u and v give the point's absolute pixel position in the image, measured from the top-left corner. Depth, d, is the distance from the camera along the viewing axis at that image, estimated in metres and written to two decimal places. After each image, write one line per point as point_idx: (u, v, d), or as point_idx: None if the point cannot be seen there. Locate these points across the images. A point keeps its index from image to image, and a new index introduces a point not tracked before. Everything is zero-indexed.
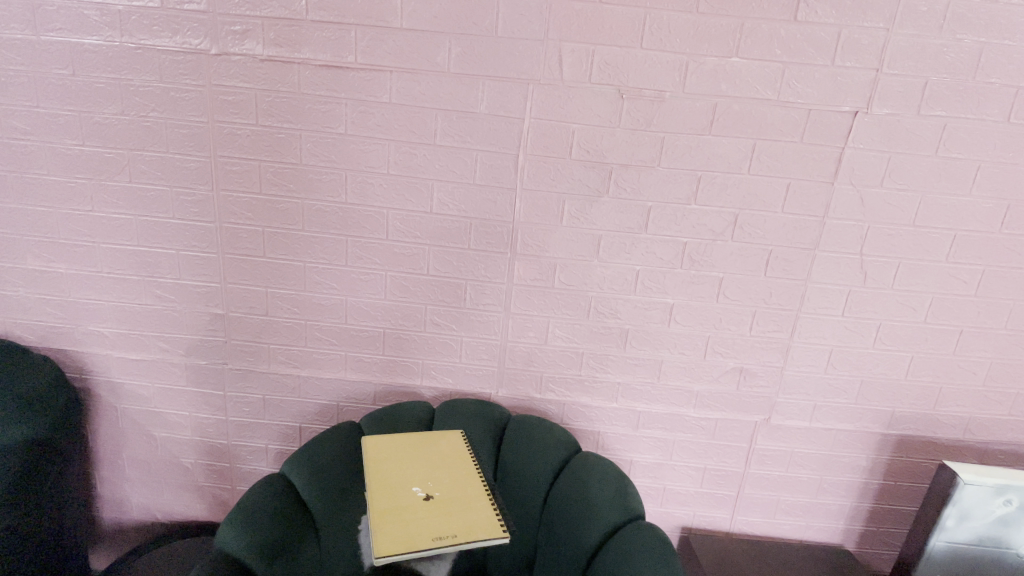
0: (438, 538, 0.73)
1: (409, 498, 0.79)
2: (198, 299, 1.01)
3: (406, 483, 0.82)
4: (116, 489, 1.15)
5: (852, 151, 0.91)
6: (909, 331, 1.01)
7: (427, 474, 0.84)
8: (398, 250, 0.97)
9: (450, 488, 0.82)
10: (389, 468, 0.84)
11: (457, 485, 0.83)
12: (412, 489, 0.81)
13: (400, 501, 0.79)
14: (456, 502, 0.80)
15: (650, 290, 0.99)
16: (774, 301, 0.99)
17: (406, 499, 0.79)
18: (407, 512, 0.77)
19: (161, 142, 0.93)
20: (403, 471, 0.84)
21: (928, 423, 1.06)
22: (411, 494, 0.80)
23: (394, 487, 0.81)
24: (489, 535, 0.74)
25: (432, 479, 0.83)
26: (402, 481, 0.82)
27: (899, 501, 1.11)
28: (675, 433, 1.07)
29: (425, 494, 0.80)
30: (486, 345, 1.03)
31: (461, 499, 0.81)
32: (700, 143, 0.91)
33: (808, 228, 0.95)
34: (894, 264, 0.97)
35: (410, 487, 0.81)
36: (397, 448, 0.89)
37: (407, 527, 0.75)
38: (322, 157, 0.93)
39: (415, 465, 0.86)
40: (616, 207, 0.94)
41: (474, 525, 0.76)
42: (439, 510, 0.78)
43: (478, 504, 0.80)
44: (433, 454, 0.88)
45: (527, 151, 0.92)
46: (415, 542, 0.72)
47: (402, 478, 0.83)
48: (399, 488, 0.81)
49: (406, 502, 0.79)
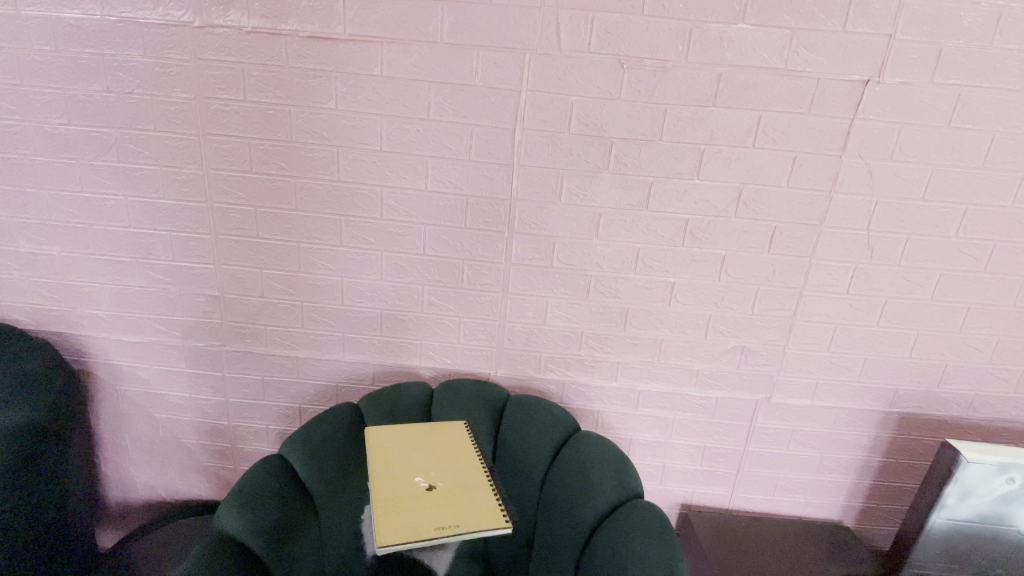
0: (440, 528, 0.73)
1: (411, 487, 0.79)
2: (193, 281, 1.00)
3: (408, 473, 0.82)
4: (120, 468, 1.16)
5: (862, 122, 0.87)
6: (914, 308, 0.99)
7: (430, 464, 0.84)
8: (393, 229, 0.96)
9: (453, 478, 0.82)
10: (390, 458, 0.84)
11: (461, 474, 0.83)
12: (414, 480, 0.81)
13: (401, 491, 0.79)
14: (458, 492, 0.80)
15: (650, 269, 0.97)
16: (777, 278, 0.97)
17: (407, 490, 0.79)
18: (408, 502, 0.77)
19: (147, 120, 0.90)
20: (405, 461, 0.84)
21: (932, 400, 1.05)
22: (412, 484, 0.80)
23: (396, 476, 0.81)
24: (491, 526, 0.74)
25: (436, 468, 0.83)
26: (404, 471, 0.82)
27: (899, 478, 1.11)
28: (675, 412, 1.07)
29: (427, 485, 0.80)
30: (485, 325, 1.02)
31: (465, 489, 0.80)
32: (703, 115, 0.87)
33: (813, 203, 0.92)
34: (901, 240, 0.94)
35: (411, 477, 0.81)
36: (398, 438, 0.89)
37: (408, 518, 0.74)
38: (312, 133, 0.90)
39: (418, 455, 0.86)
40: (617, 182, 0.92)
41: (478, 514, 0.76)
42: (441, 500, 0.78)
43: (482, 493, 0.80)
44: (435, 445, 0.88)
45: (525, 125, 0.89)
46: (418, 533, 0.72)
47: (404, 468, 0.83)
48: (400, 477, 0.81)
49: (407, 493, 0.78)
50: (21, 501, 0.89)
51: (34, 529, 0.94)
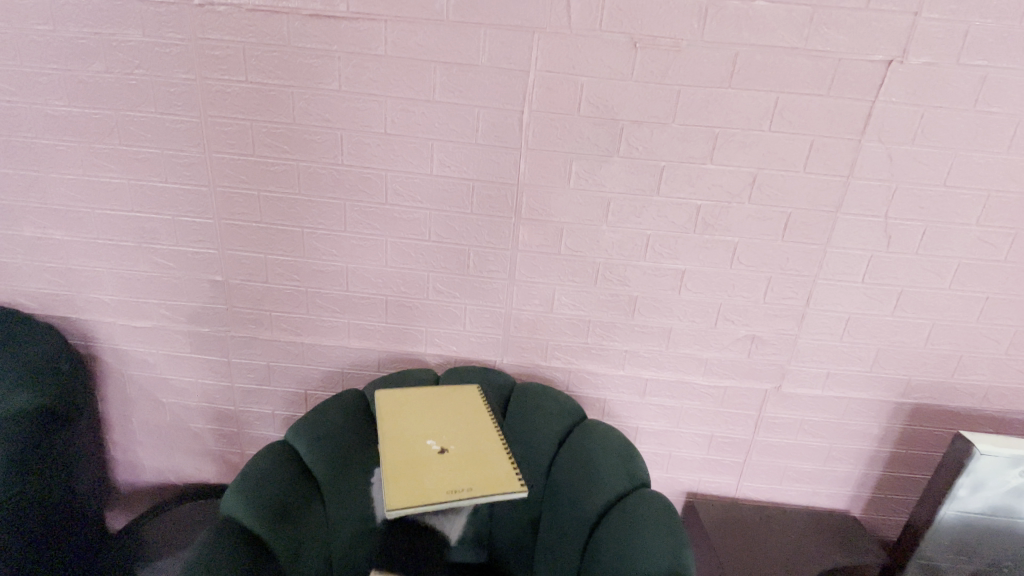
0: (451, 491, 0.71)
1: (423, 450, 0.78)
2: (197, 266, 0.99)
3: (420, 437, 0.81)
4: (128, 452, 1.17)
5: (883, 105, 0.84)
6: (930, 297, 0.96)
7: (442, 429, 0.83)
8: (398, 215, 0.94)
9: (466, 443, 0.81)
10: (401, 424, 0.84)
11: (474, 438, 0.81)
12: (427, 443, 0.80)
13: (413, 453, 0.78)
14: (472, 456, 0.78)
15: (660, 256, 0.95)
16: (790, 267, 0.95)
17: (419, 453, 0.78)
18: (420, 465, 0.75)
19: (148, 102, 0.89)
20: (417, 427, 0.83)
21: (945, 391, 1.03)
22: (424, 447, 0.79)
23: (407, 440, 0.80)
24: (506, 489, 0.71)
25: (448, 433, 0.82)
26: (415, 436, 0.81)
27: (909, 468, 1.10)
28: (683, 401, 1.06)
29: (440, 448, 0.79)
30: (492, 312, 1.01)
31: (478, 453, 0.79)
32: (717, 97, 0.84)
33: (830, 189, 0.89)
34: (920, 228, 0.91)
35: (423, 441, 0.80)
36: (409, 404, 0.88)
37: (419, 481, 0.72)
38: (315, 115, 0.88)
39: (430, 421, 0.85)
40: (628, 167, 0.89)
41: (491, 478, 0.74)
42: (454, 463, 0.76)
43: (496, 458, 0.78)
44: (448, 410, 0.87)
45: (533, 107, 0.86)
46: (429, 495, 0.70)
47: (416, 432, 0.82)
48: (411, 441, 0.80)
49: (419, 456, 0.77)
50: (29, 485, 0.90)
51: (46, 511, 0.95)
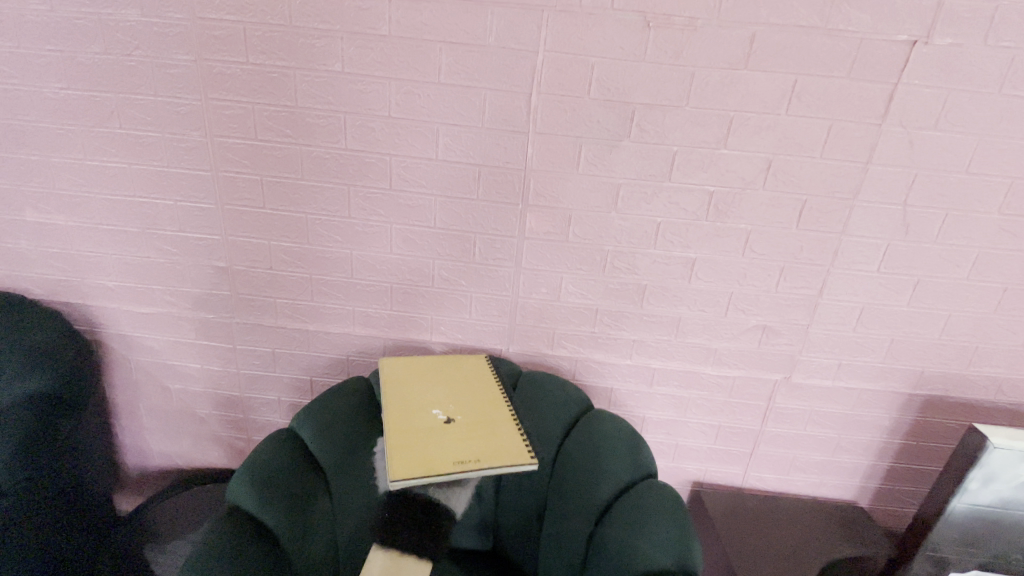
0: (459, 462, 0.73)
1: (430, 421, 0.81)
2: (201, 252, 0.99)
3: (427, 408, 0.83)
4: (136, 437, 1.18)
5: (906, 88, 0.81)
6: (946, 287, 0.94)
7: (448, 400, 0.85)
8: (403, 201, 0.92)
9: (471, 413, 0.83)
10: (407, 394, 0.86)
11: (479, 409, 0.84)
12: (433, 414, 0.82)
13: (421, 424, 0.80)
14: (478, 426, 0.81)
15: (670, 244, 0.93)
16: (804, 255, 0.92)
17: (427, 423, 0.80)
18: (428, 435, 0.78)
19: (148, 84, 0.87)
20: (422, 398, 0.86)
21: (958, 383, 1.02)
22: (432, 417, 0.82)
23: (414, 411, 0.83)
24: (509, 460, 0.74)
25: (453, 403, 0.84)
26: (420, 406, 0.84)
27: (919, 460, 1.08)
28: (690, 391, 1.05)
29: (446, 418, 0.81)
30: (498, 300, 0.99)
31: (482, 423, 0.81)
32: (733, 79, 0.81)
33: (847, 176, 0.87)
34: (939, 216, 0.89)
35: (430, 411, 0.83)
36: (416, 376, 0.91)
37: (425, 451, 0.75)
38: (318, 98, 0.86)
39: (437, 391, 0.87)
40: (639, 152, 0.87)
41: (495, 450, 0.76)
42: (461, 433, 0.79)
43: (500, 429, 0.80)
44: (454, 382, 0.90)
45: (541, 90, 0.84)
46: (435, 465, 0.73)
47: (423, 403, 0.84)
48: (417, 412, 0.82)
49: (426, 426, 0.80)
50: (35, 471, 0.90)
51: (56, 497, 0.95)
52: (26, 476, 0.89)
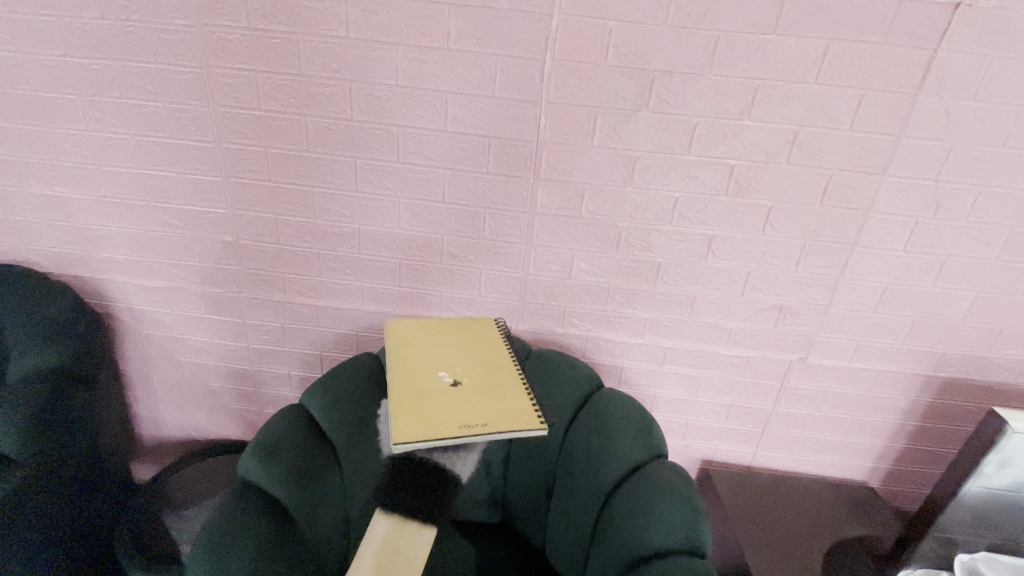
0: (467, 425, 0.72)
1: (437, 382, 0.79)
2: (207, 226, 0.97)
3: (433, 369, 0.82)
4: (150, 408, 1.20)
5: (946, 55, 0.76)
6: (975, 268, 0.90)
7: (455, 362, 0.84)
8: (411, 174, 0.90)
9: (479, 376, 0.82)
10: (413, 354, 0.84)
11: (486, 373, 0.82)
12: (440, 375, 0.81)
13: (428, 385, 0.79)
14: (486, 389, 0.79)
15: (687, 221, 0.90)
16: (827, 233, 0.89)
17: (433, 384, 0.79)
18: (435, 396, 0.77)
19: (147, 51, 0.84)
20: (429, 359, 0.84)
21: (980, 365, 0.99)
22: (438, 379, 0.80)
23: (420, 372, 0.81)
24: (518, 426, 0.73)
25: (460, 365, 0.83)
26: (427, 367, 0.82)
27: (934, 442, 1.07)
28: (703, 370, 1.03)
29: (453, 380, 0.80)
30: (508, 278, 0.97)
31: (490, 387, 0.80)
32: (760, 45, 0.77)
33: (877, 150, 0.82)
34: (972, 192, 0.84)
35: (437, 372, 0.81)
36: (422, 336, 0.89)
37: (431, 413, 0.74)
38: (322, 65, 0.83)
39: (443, 353, 0.85)
40: (656, 123, 0.83)
41: (503, 415, 0.75)
42: (468, 396, 0.78)
43: (508, 393, 0.79)
44: (461, 344, 0.88)
45: (555, 56, 0.79)
46: (440, 428, 0.71)
47: (429, 364, 0.83)
48: (423, 373, 0.81)
49: (433, 387, 0.78)
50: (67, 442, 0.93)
51: (84, 467, 0.98)
52: (46, 451, 0.90)
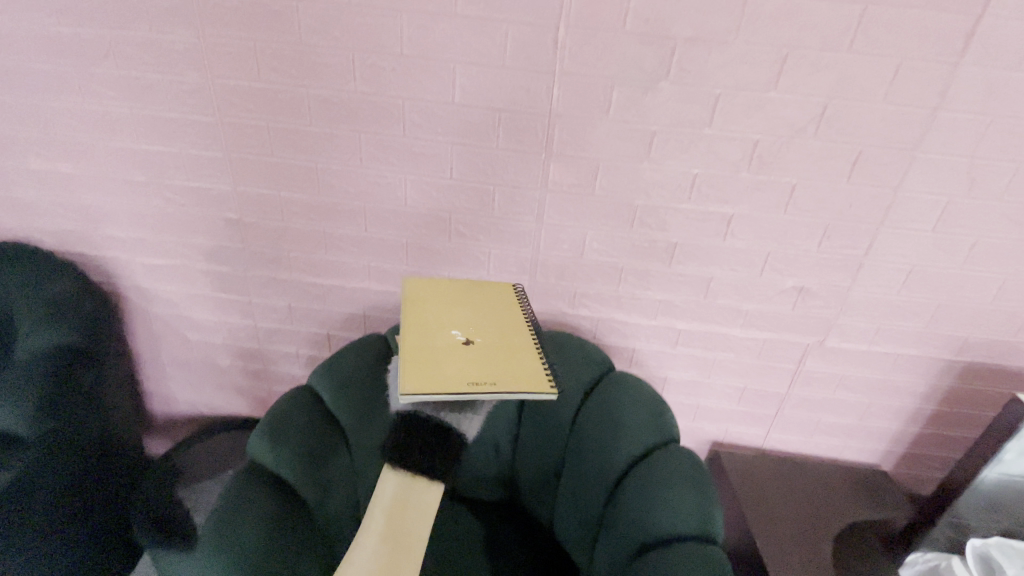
0: (475, 383, 0.69)
1: (449, 340, 0.76)
2: (210, 203, 0.95)
3: (447, 326, 0.79)
4: (161, 385, 1.20)
5: (993, 19, 0.70)
6: (1008, 249, 0.86)
7: (468, 322, 0.80)
8: (417, 149, 0.86)
9: (492, 336, 0.78)
10: (427, 311, 0.81)
11: (500, 335, 0.79)
12: (453, 333, 0.78)
13: (439, 341, 0.76)
14: (498, 350, 0.76)
15: (705, 198, 0.86)
16: (852, 212, 0.85)
17: (444, 340, 0.76)
18: (445, 354, 0.74)
19: (141, 18, 0.80)
20: (443, 316, 0.81)
21: (1006, 350, 0.95)
22: (451, 336, 0.77)
23: (433, 328, 0.78)
24: (528, 387, 0.69)
25: (473, 325, 0.80)
26: (440, 323, 0.79)
27: (952, 427, 1.04)
28: (716, 352, 1.01)
29: (465, 339, 0.77)
30: (517, 257, 0.95)
31: (502, 348, 0.76)
32: (789, 8, 0.71)
33: (910, 123, 0.77)
34: (1010, 169, 0.80)
35: (450, 330, 0.78)
36: (438, 293, 0.86)
37: (440, 369, 0.71)
38: (323, 33, 0.79)
39: (458, 312, 0.82)
40: (676, 95, 0.78)
41: (513, 376, 0.71)
42: (479, 355, 0.74)
43: (520, 355, 0.75)
44: (476, 304, 0.85)
45: (569, 23, 0.75)
46: (446, 384, 0.68)
47: (443, 320, 0.80)
48: (436, 329, 0.78)
49: (444, 344, 0.75)
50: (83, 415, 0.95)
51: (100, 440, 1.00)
52: (65, 424, 0.91)
